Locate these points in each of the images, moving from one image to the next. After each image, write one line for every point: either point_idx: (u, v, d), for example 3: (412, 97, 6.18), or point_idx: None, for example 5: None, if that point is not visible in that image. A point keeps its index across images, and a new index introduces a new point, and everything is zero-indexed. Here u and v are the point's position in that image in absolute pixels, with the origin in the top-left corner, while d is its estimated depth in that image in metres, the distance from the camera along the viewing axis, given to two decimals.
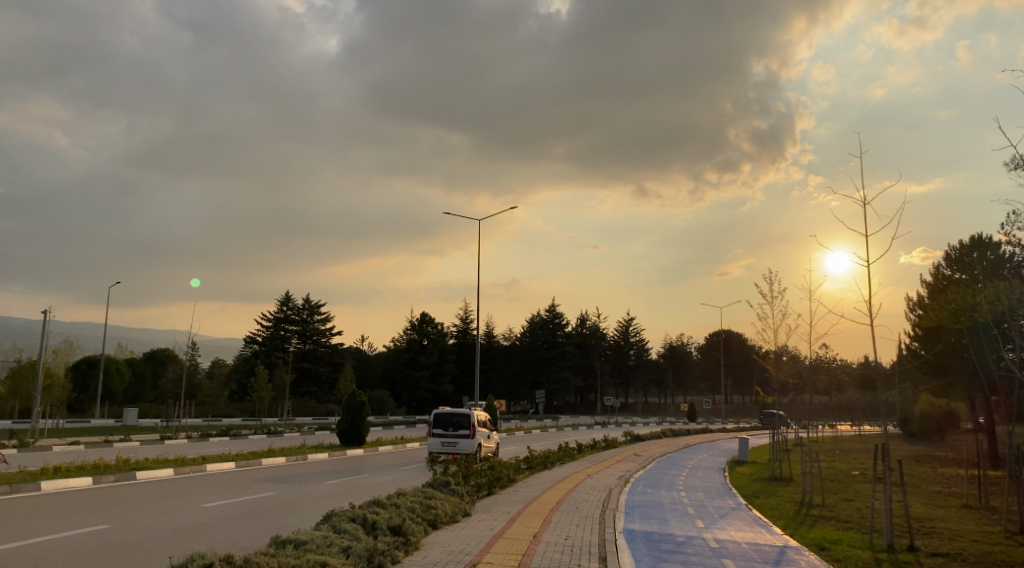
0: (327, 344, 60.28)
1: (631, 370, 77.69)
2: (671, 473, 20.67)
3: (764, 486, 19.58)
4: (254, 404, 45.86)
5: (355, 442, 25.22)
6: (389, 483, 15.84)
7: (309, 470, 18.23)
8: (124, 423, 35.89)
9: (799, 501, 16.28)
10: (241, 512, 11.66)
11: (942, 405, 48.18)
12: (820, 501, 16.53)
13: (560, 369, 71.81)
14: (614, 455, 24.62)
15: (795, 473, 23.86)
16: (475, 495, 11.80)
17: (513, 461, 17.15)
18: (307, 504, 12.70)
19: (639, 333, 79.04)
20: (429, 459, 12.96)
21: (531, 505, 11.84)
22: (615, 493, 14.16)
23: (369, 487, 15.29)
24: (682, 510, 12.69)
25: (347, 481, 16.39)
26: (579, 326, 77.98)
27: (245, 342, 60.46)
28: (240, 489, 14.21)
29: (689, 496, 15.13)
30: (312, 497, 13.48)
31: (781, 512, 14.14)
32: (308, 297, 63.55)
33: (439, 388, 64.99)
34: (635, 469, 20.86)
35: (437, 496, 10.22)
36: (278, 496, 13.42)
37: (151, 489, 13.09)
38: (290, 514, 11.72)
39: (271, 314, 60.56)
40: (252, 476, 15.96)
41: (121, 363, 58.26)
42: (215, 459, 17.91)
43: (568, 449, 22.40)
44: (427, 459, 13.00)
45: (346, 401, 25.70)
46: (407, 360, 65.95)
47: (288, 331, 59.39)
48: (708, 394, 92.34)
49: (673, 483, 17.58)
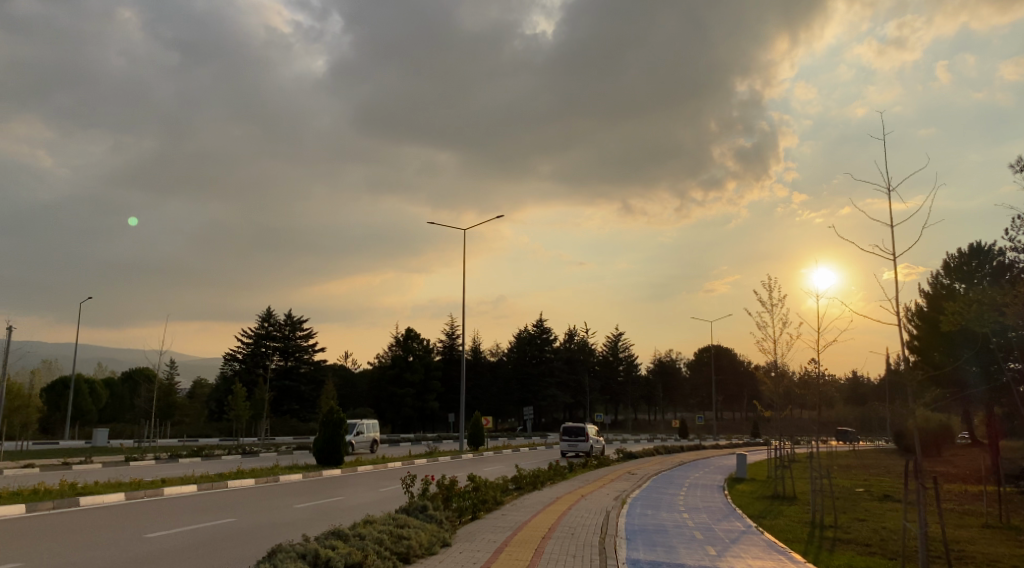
0: (309, 361, 58.64)
1: (620, 386, 76.43)
2: (669, 492, 19.40)
3: (768, 506, 18.37)
4: (232, 423, 44.18)
5: (333, 462, 23.80)
6: (365, 509, 14.49)
7: (279, 493, 16.83)
8: (93, 444, 34.15)
9: (810, 522, 15.09)
10: (192, 544, 10.40)
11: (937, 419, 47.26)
12: (833, 522, 15.34)
13: (548, 386, 70.40)
14: (607, 473, 23.34)
15: (798, 490, 22.64)
16: (457, 522, 10.47)
17: (501, 481, 15.84)
18: (268, 534, 11.38)
19: (627, 348, 77.94)
20: (407, 481, 11.67)
21: (521, 531, 10.53)
22: (613, 515, 12.89)
23: (341, 513, 13.93)
24: (686, 535, 11.45)
25: (318, 506, 15.02)
26: (568, 342, 76.69)
27: (224, 359, 58.76)
28: (197, 515, 12.83)
29: (692, 517, 13.89)
30: (274, 524, 12.14)
31: (795, 535, 13.00)
32: (289, 312, 61.91)
33: (425, 406, 63.44)
34: (630, 487, 19.57)
35: (411, 524, 8.87)
36: (238, 524, 12.06)
37: (92, 516, 11.71)
38: (247, 545, 10.43)
39: (251, 330, 58.91)
40: (211, 500, 14.56)
41: (96, 381, 56.49)
42: (176, 481, 16.47)
43: (560, 467, 21.11)
44: (403, 480, 11.70)
45: (323, 418, 24.29)
46: (393, 377, 64.36)
47: (269, 347, 57.80)
48: (697, 410, 91.12)
49: (673, 504, 16.31)
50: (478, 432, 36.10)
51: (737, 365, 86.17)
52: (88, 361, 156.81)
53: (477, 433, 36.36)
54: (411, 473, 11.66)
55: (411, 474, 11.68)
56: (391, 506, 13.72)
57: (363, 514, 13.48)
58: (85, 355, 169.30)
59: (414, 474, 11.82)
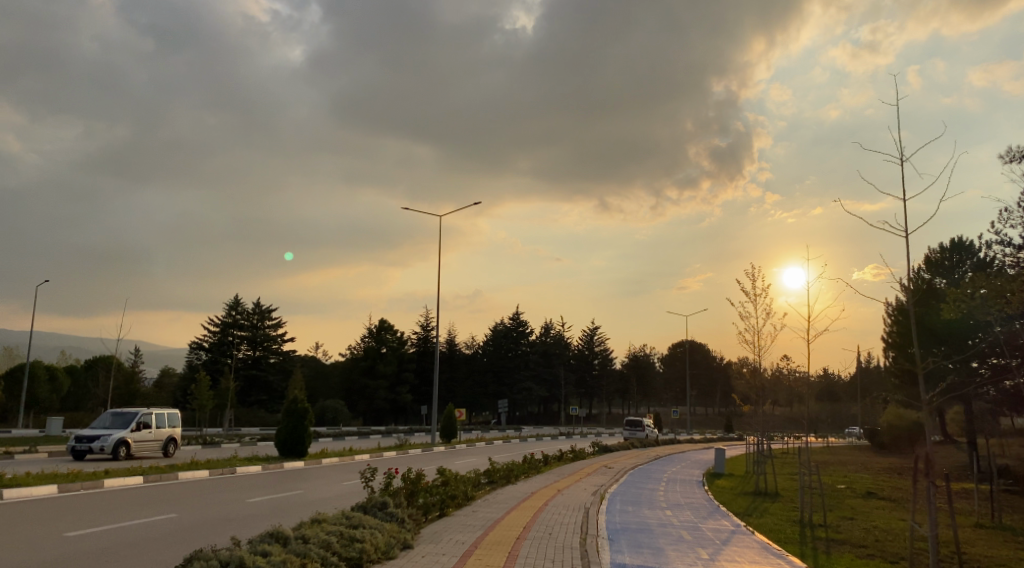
0: (278, 352, 57.23)
1: (595, 380, 75.74)
2: (648, 487, 18.54)
3: (751, 502, 17.61)
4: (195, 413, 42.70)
5: (295, 454, 22.60)
6: (321, 505, 13.38)
7: (231, 486, 15.62)
8: (46, 433, 32.66)
9: (798, 522, 14.27)
10: (109, 550, 9.18)
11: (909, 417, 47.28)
12: (821, 521, 14.53)
13: (523, 379, 69.49)
14: (583, 467, 22.44)
15: (779, 486, 21.95)
16: (422, 520, 9.44)
17: (471, 474, 14.84)
18: (201, 537, 10.18)
19: (603, 342, 77.18)
20: (365, 475, 10.64)
21: (493, 531, 9.53)
22: (593, 513, 11.95)
23: (295, 510, 12.80)
24: (672, 535, 10.54)
25: (272, 501, 13.87)
26: (543, 335, 75.75)
27: (190, 348, 57.07)
28: (134, 510, 11.72)
29: (676, 515, 12.99)
30: (214, 523, 10.97)
31: (785, 535, 12.31)
32: (259, 300, 60.37)
33: (397, 398, 62.28)
34: (607, 483, 18.68)
35: (367, 523, 7.85)
36: (179, 521, 10.99)
37: (8, 511, 10.49)
38: (171, 551, 9.24)
39: (218, 318, 57.26)
40: (153, 494, 13.33)
41: (56, 369, 54.61)
42: (122, 473, 15.30)
43: (534, 461, 20.16)
44: (363, 473, 10.62)
45: (286, 408, 23.15)
46: (365, 368, 63.06)
47: (236, 337, 56.15)
48: (671, 405, 90.77)
49: (653, 500, 15.40)
50: (450, 425, 35.08)
51: (712, 361, 86.02)
52: (50, 349, 153.11)
53: (450, 426, 35.29)
54: (369, 465, 10.62)
55: (370, 467, 10.68)
56: (351, 503, 12.64)
57: (319, 511, 12.38)
58: (47, 342, 165.13)
59: (374, 467, 10.81)
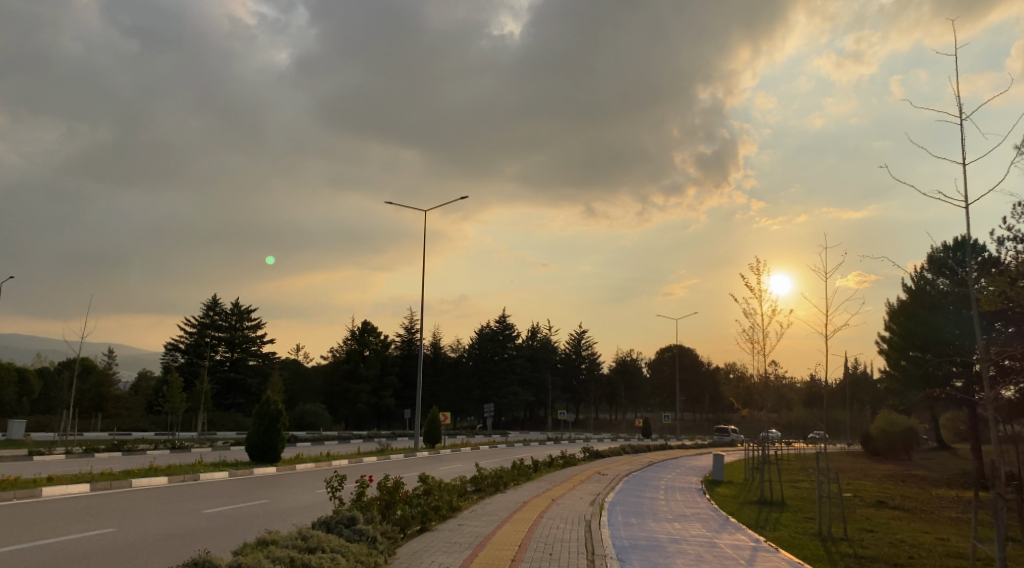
0: (257, 353, 55.47)
1: (582, 385, 74.40)
2: (646, 496, 17.25)
3: (759, 512, 16.31)
4: (168, 416, 40.98)
5: (267, 459, 21.11)
6: (286, 517, 11.94)
7: (188, 495, 14.08)
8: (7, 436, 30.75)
9: (816, 535, 12.98)
10: None
11: (901, 423, 46.48)
12: (841, 534, 13.26)
13: (509, 383, 68.04)
14: (575, 474, 21.07)
15: (781, 495, 20.66)
16: (399, 539, 8.03)
17: (458, 482, 13.44)
18: (127, 559, 8.66)
19: (591, 346, 75.94)
20: (331, 484, 9.29)
21: (484, 550, 8.14)
22: (594, 526, 10.61)
23: (254, 522, 11.35)
24: (689, 553, 9.18)
25: (231, 512, 12.38)
26: (530, 339, 74.33)
27: (165, 349, 55.15)
28: (64, 524, 10.19)
29: (685, 528, 11.66)
30: (150, 541, 9.48)
31: (807, 549, 11.10)
32: (237, 301, 58.53)
33: (380, 402, 60.70)
34: (603, 490, 17.34)
35: (328, 547, 6.39)
36: (118, 538, 9.54)
37: None
38: None
39: (195, 319, 55.34)
40: (95, 504, 11.78)
41: (25, 371, 52.62)
42: (67, 478, 13.76)
43: (523, 467, 18.75)
44: (330, 482, 9.20)
45: (258, 410, 21.54)
46: (347, 371, 61.39)
47: (214, 338, 54.31)
48: (659, 410, 89.59)
49: (655, 510, 14.05)
50: (435, 429, 33.63)
51: (699, 365, 84.99)
52: (22, 352, 148.87)
53: (433, 430, 33.76)
54: (338, 473, 9.24)
55: (338, 473, 9.32)
56: (319, 515, 11.22)
57: (280, 526, 10.90)
58: (21, 345, 160.80)
59: (342, 476, 9.46)
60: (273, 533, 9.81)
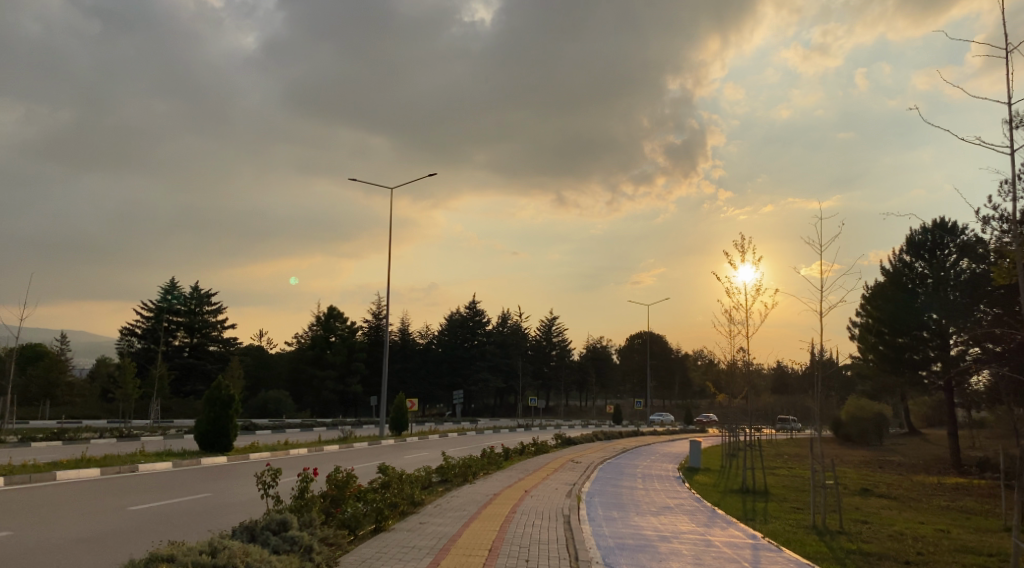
0: (217, 339, 53.63)
1: (552, 371, 73.53)
2: (625, 485, 16.21)
3: (744, 502, 15.31)
4: (119, 404, 39.07)
5: (218, 447, 19.63)
6: (220, 515, 10.55)
7: (122, 488, 12.67)
8: None
9: (811, 528, 12.00)
10: None
11: (871, 409, 46.44)
12: (838, 526, 12.33)
13: (478, 369, 66.87)
14: (549, 462, 19.92)
15: (761, 482, 19.76)
16: (342, 548, 6.81)
17: (422, 473, 12.22)
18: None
19: (562, 332, 75.06)
20: (262, 480, 8.13)
21: (448, 557, 6.89)
22: (575, 523, 9.44)
23: (175, 524, 9.87)
24: (683, 554, 8.05)
25: (161, 509, 11.00)
26: (500, 325, 73.16)
27: (120, 334, 52.77)
28: None
29: (673, 523, 10.58)
30: (35, 549, 7.97)
31: (810, 546, 10.06)
32: (197, 285, 56.36)
33: (346, 389, 59.12)
34: (578, 479, 16.24)
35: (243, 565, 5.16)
36: (18, 543, 8.17)
37: None
38: None
39: (152, 303, 53.13)
40: (5, 500, 10.37)
41: None
42: None
43: (494, 456, 17.56)
44: (267, 477, 7.96)
45: (208, 395, 20.01)
46: (312, 358, 59.71)
47: (172, 322, 52.17)
48: (629, 396, 89.23)
49: (637, 502, 12.93)
50: (401, 416, 32.34)
51: (669, 352, 84.67)
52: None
53: (399, 418, 32.42)
54: (272, 471, 8.06)
55: (272, 469, 8.14)
56: (252, 515, 9.74)
57: (204, 528, 9.44)
58: None
59: (277, 470, 8.26)
60: (188, 539, 8.35)
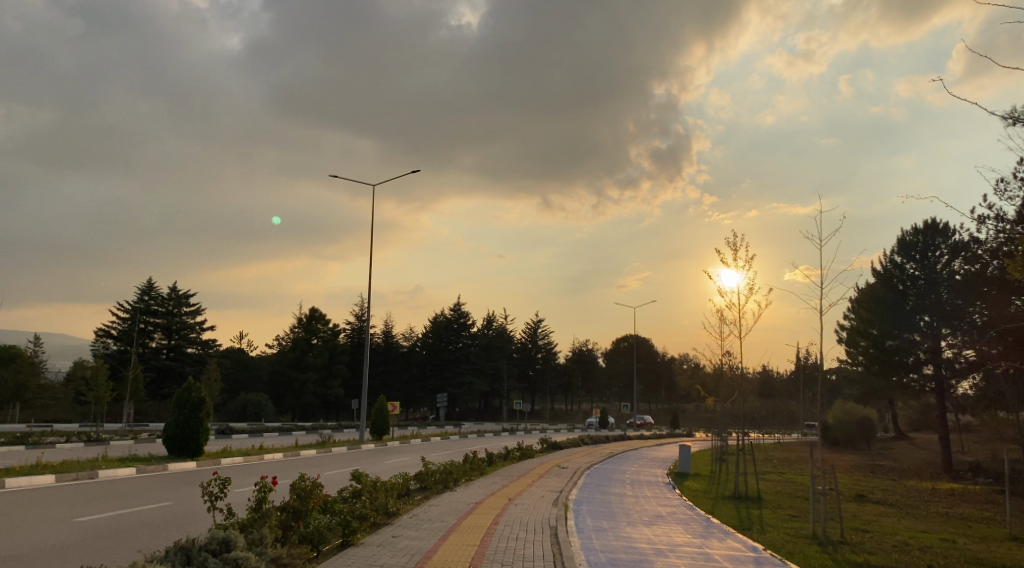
0: (195, 341, 52.53)
1: (538, 375, 72.87)
2: (614, 492, 15.49)
3: (737, 509, 14.65)
4: (92, 408, 37.95)
5: (188, 452, 18.71)
6: (168, 530, 9.78)
7: (76, 498, 11.85)
8: None
9: (811, 537, 11.32)
10: None
11: (858, 413, 46.10)
12: (838, 535, 11.67)
13: (463, 372, 66.05)
14: (534, 468, 19.20)
15: (753, 488, 19.14)
16: None
17: (399, 480, 11.48)
18: None
19: (547, 335, 74.41)
20: (209, 492, 7.38)
21: None
22: (564, 537, 8.72)
23: (103, 548, 9.06)
24: None
25: (107, 522, 10.21)
26: (485, 328, 72.39)
27: (95, 336, 51.58)
28: None
29: (667, 535, 9.89)
30: None
31: (815, 559, 9.40)
32: (175, 285, 55.25)
33: (328, 392, 58.14)
34: (564, 486, 15.53)
35: None
36: None
37: None
38: None
39: (129, 304, 51.97)
40: None
41: None
42: None
43: (477, 461, 16.80)
44: (221, 489, 7.25)
45: (178, 398, 19.13)
46: (292, 360, 58.67)
47: (149, 324, 51.02)
48: (615, 401, 88.61)
49: (626, 510, 12.23)
50: (383, 420, 31.51)
51: (655, 356, 84.15)
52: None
53: (381, 422, 31.54)
54: (221, 482, 7.30)
55: (221, 480, 7.39)
56: (190, 534, 8.95)
57: (138, 554, 8.60)
58: None
59: (227, 480, 7.55)
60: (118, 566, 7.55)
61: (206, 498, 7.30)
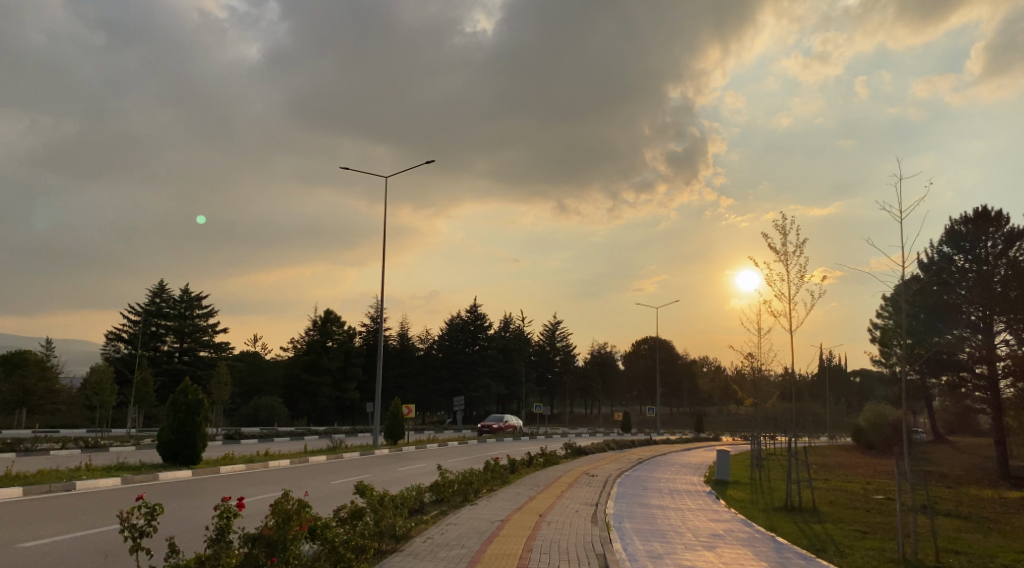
0: (206, 343, 51.28)
1: (557, 378, 71.05)
2: (654, 504, 13.72)
3: (798, 523, 12.89)
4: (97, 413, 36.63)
5: (183, 460, 17.17)
6: (131, 560, 8.20)
7: (39, 515, 10.37)
8: None
9: (902, 562, 9.61)
10: None
11: (890, 416, 44.04)
12: (933, 561, 9.83)
13: (480, 375, 64.70)
14: (560, 475, 17.47)
15: (801, 497, 17.36)
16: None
17: (411, 494, 9.86)
18: None
19: (565, 337, 72.63)
20: (132, 527, 6.02)
21: None
22: None
23: None
24: None
25: (68, 546, 8.75)
26: (502, 330, 70.81)
27: (106, 339, 50.39)
28: None
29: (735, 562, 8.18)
30: None
31: None
32: (186, 287, 54.13)
33: (343, 396, 56.74)
34: (598, 498, 13.78)
35: None
36: None
37: None
38: None
39: (140, 307, 50.84)
40: None
41: None
42: None
43: (499, 469, 15.13)
44: (148, 521, 6.00)
45: (173, 400, 17.51)
46: (306, 364, 57.34)
47: (160, 327, 49.84)
48: (635, 403, 86.53)
49: (674, 529, 10.52)
50: (397, 424, 29.85)
51: (676, 357, 82.00)
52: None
53: (395, 426, 29.88)
54: (151, 512, 5.93)
55: (150, 510, 6.01)
56: None
57: None
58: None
59: (160, 509, 6.15)
60: None
61: (129, 536, 5.92)
